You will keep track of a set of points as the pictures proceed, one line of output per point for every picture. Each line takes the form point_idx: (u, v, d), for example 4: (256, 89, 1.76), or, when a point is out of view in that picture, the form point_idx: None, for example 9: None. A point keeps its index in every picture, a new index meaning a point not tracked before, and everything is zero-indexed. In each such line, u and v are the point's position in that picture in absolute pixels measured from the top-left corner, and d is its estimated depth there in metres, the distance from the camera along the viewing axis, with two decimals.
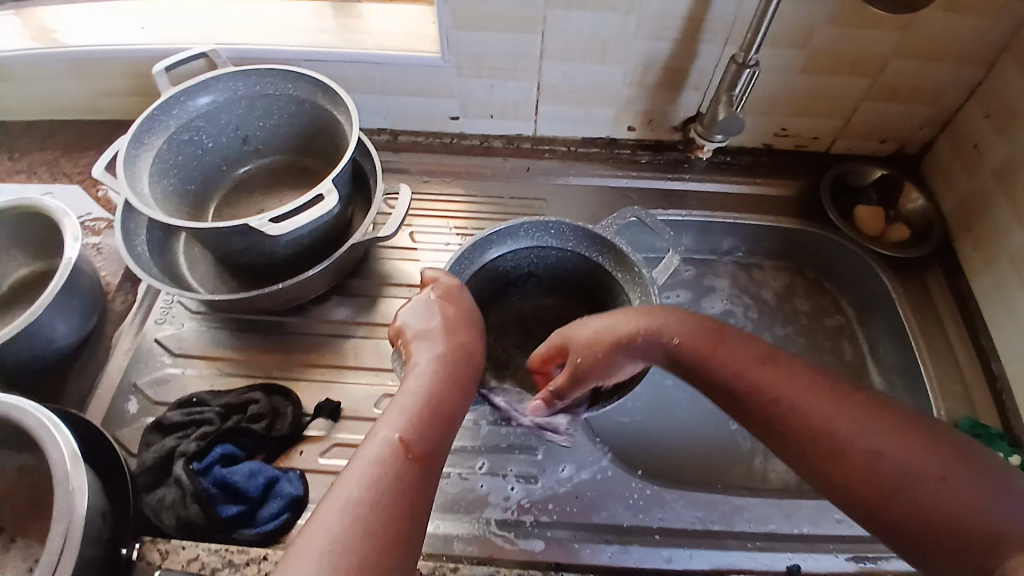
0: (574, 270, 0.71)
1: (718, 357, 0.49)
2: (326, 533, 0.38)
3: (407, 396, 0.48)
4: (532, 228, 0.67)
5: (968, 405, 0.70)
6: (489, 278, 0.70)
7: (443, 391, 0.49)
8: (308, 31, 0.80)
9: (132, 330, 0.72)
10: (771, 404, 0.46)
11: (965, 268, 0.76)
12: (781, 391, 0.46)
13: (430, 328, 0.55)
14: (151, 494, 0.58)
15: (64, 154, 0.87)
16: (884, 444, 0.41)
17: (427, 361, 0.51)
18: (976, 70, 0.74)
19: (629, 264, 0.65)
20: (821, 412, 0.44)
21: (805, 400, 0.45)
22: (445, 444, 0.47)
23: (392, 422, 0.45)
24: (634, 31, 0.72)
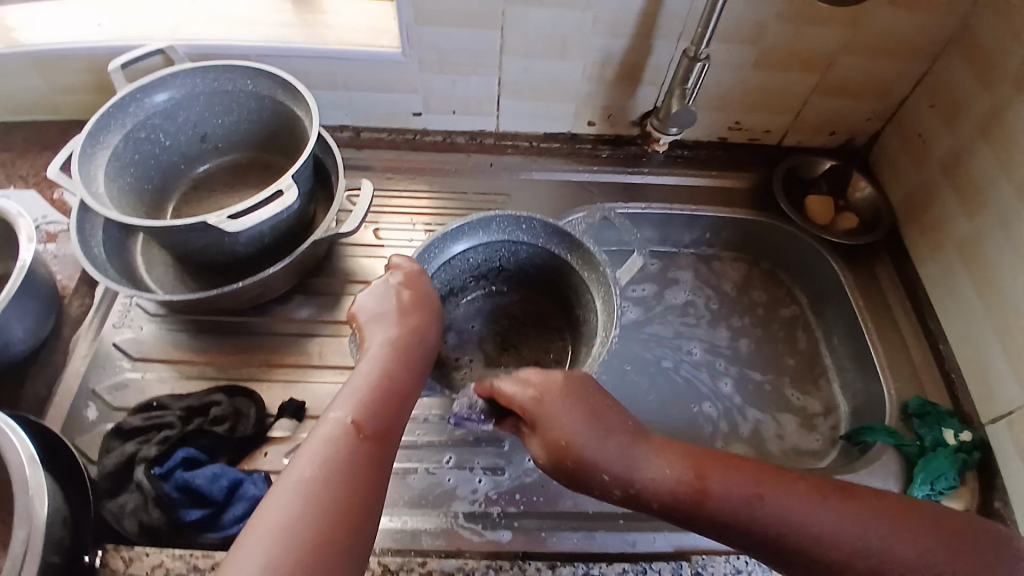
0: (543, 265, 0.71)
1: (717, 498, 0.45)
2: (280, 511, 0.40)
3: (360, 376, 0.49)
4: (504, 222, 0.67)
5: (918, 385, 0.73)
6: (458, 269, 0.70)
7: (396, 372, 0.51)
8: (267, 26, 0.79)
9: (89, 334, 0.70)
10: (795, 538, 0.43)
11: (912, 255, 0.80)
12: (793, 520, 0.43)
13: (384, 311, 0.56)
14: (111, 501, 0.57)
15: (14, 155, 0.84)
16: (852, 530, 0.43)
17: (381, 344, 0.53)
18: (921, 63, 0.77)
19: (596, 264, 0.65)
20: (811, 518, 0.43)
21: (822, 524, 0.43)
22: (401, 420, 0.49)
23: (345, 401, 0.47)
24: (591, 28, 0.73)
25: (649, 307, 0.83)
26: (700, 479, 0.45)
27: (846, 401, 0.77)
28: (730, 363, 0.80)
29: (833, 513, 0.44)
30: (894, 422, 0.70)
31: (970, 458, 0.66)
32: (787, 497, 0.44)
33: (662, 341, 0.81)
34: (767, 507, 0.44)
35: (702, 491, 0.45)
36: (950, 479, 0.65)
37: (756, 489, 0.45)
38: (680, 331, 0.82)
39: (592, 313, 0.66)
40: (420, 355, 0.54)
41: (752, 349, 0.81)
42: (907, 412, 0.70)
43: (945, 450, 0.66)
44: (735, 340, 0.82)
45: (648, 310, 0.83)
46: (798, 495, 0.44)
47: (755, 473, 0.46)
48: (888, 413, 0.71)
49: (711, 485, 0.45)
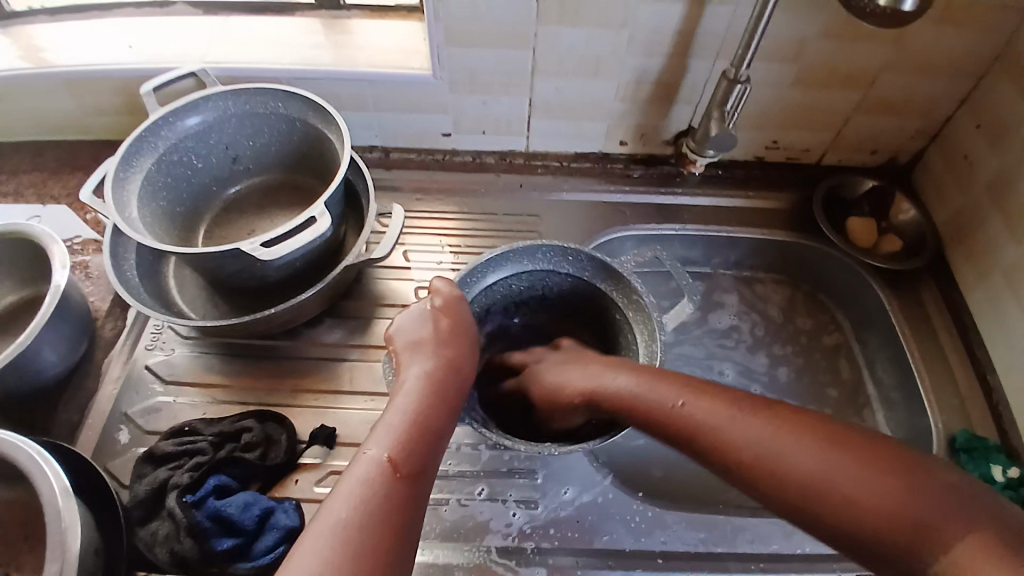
0: (586, 297, 0.70)
1: (682, 414, 0.50)
2: (315, 556, 0.40)
3: (396, 412, 0.49)
4: (550, 252, 0.66)
5: (965, 418, 0.70)
6: (499, 295, 0.70)
7: (432, 406, 0.51)
8: (299, 48, 0.80)
9: (122, 356, 0.70)
10: (747, 454, 0.46)
11: (957, 281, 0.77)
12: (742, 434, 0.46)
13: (422, 339, 0.56)
14: (143, 528, 0.57)
15: (50, 175, 0.85)
16: (810, 453, 0.44)
17: (418, 375, 0.53)
18: (966, 81, 0.74)
19: (642, 304, 0.64)
20: (768, 439, 0.45)
21: (782, 451, 0.44)
22: (434, 459, 0.48)
23: (380, 437, 0.47)
24: (627, 48, 0.72)
25: (685, 333, 0.81)
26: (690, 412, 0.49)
27: (891, 433, 0.75)
28: (766, 389, 0.78)
29: (806, 445, 0.44)
30: (940, 454, 0.67)
31: (1018, 495, 0.63)
32: (752, 425, 0.47)
33: (692, 362, 0.80)
34: (741, 437, 0.46)
35: (685, 421, 0.49)
36: None
37: (733, 423, 0.47)
38: (713, 353, 0.80)
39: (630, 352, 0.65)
40: (455, 389, 0.54)
41: (790, 377, 0.79)
42: (954, 446, 0.67)
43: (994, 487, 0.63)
44: (772, 367, 0.80)
45: (681, 333, 0.81)
46: (774, 431, 0.46)
47: (729, 401, 0.49)
48: (933, 446, 0.68)
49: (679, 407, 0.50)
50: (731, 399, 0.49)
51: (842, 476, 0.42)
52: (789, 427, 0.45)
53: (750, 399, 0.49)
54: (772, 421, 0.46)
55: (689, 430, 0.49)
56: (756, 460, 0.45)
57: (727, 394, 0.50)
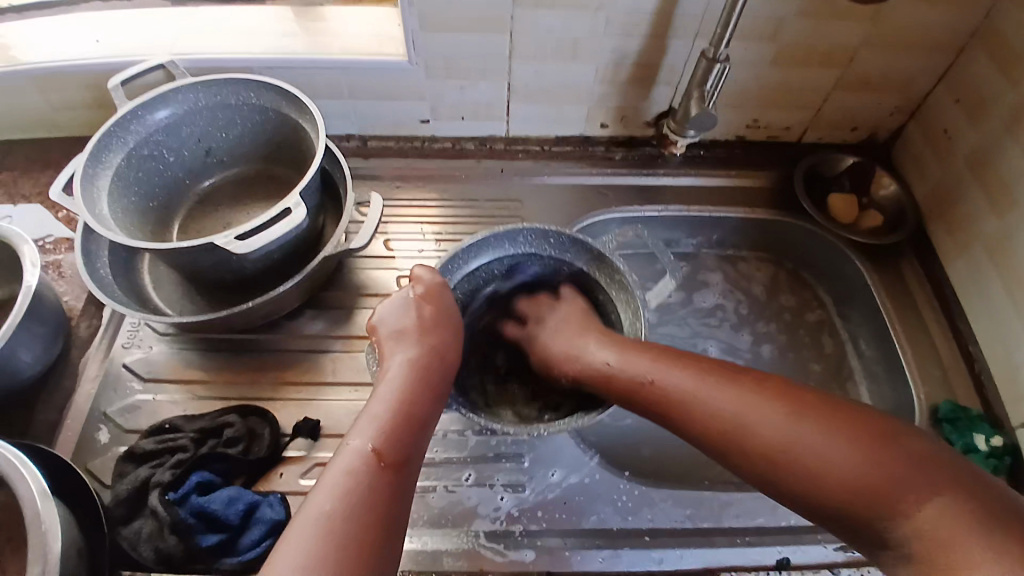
0: (568, 279, 0.70)
1: (664, 385, 0.53)
2: (299, 547, 0.39)
3: (379, 403, 0.49)
4: (531, 235, 0.65)
5: (947, 388, 0.71)
6: (480, 281, 0.69)
7: (416, 396, 0.50)
8: (271, 37, 0.78)
9: (99, 354, 0.69)
10: (724, 424, 0.49)
11: (938, 253, 0.77)
12: (716, 404, 0.50)
13: (405, 329, 0.56)
14: (126, 527, 0.56)
15: (19, 173, 0.83)
16: (784, 423, 0.46)
17: (401, 365, 0.52)
18: (945, 57, 0.74)
19: (625, 282, 0.63)
20: (743, 409, 0.48)
21: (759, 421, 0.47)
22: (419, 448, 0.48)
23: (364, 428, 0.46)
24: (605, 29, 0.71)
25: (672, 315, 0.81)
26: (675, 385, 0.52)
27: (875, 406, 0.75)
28: (751, 367, 0.78)
29: (786, 417, 0.46)
30: (923, 426, 0.68)
31: (1001, 463, 0.65)
32: (733, 400, 0.49)
33: (677, 341, 0.80)
34: (721, 409, 0.49)
35: (670, 395, 0.52)
36: None
37: (712, 396, 0.50)
38: (697, 331, 0.80)
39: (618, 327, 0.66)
40: (439, 378, 0.53)
41: (774, 355, 0.79)
42: (937, 416, 0.68)
43: (978, 456, 0.64)
44: (756, 345, 0.80)
45: (666, 313, 0.81)
46: (754, 404, 0.48)
47: (711, 375, 0.52)
48: (917, 418, 0.69)
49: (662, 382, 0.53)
50: (714, 375, 0.52)
51: (817, 446, 0.44)
52: (764, 398, 0.48)
53: (731, 371, 0.52)
54: (752, 394, 0.49)
55: (673, 405, 0.52)
56: (736, 432, 0.48)
57: (711, 368, 0.52)
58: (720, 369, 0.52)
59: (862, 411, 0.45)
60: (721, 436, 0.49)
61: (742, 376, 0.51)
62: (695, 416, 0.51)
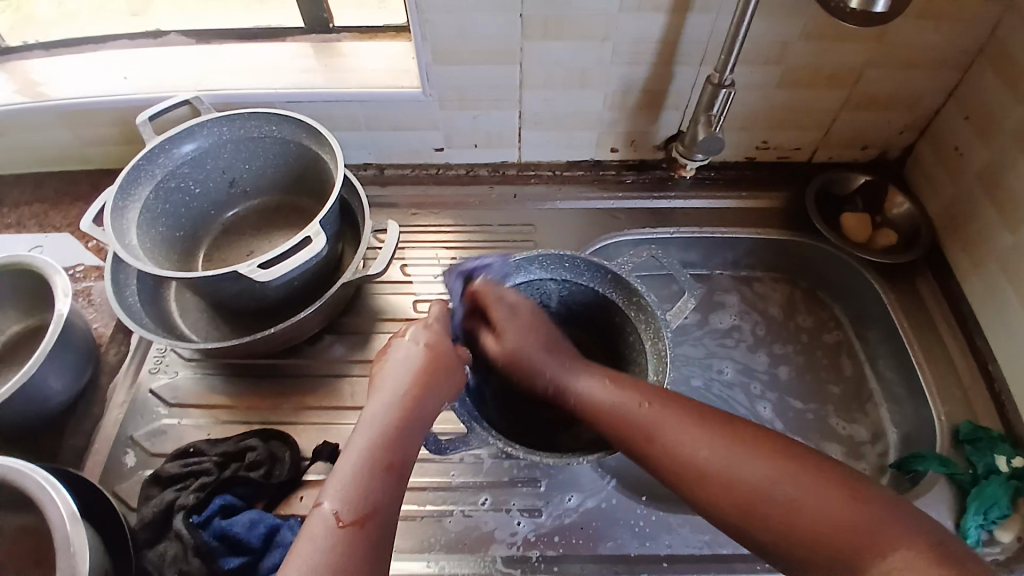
0: (588, 305, 0.70)
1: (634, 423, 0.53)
2: None
3: (354, 452, 0.47)
4: (547, 260, 0.67)
5: (967, 409, 0.70)
6: None
7: (393, 444, 0.48)
8: (291, 73, 0.81)
9: (127, 380, 0.71)
10: (691, 462, 0.48)
11: (954, 271, 0.77)
12: (682, 443, 0.49)
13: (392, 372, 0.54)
14: (151, 550, 0.58)
15: (51, 206, 0.87)
16: (750, 466, 0.46)
17: (384, 405, 0.51)
18: (952, 74, 0.74)
19: (644, 303, 0.65)
20: (710, 449, 0.48)
21: (725, 464, 0.47)
22: (394, 502, 0.46)
23: (342, 477, 0.45)
24: (611, 57, 0.72)
25: (688, 337, 0.82)
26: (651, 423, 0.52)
27: (895, 428, 0.75)
28: (767, 388, 0.78)
29: (755, 464, 0.46)
30: (945, 449, 0.67)
31: None
32: (712, 447, 0.48)
33: (692, 362, 0.80)
34: (694, 450, 0.48)
35: (647, 425, 0.52)
36: (1003, 508, 0.61)
37: (686, 437, 0.49)
38: (713, 352, 0.81)
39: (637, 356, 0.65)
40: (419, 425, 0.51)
41: (792, 376, 0.79)
42: (958, 437, 0.67)
43: (1000, 477, 0.62)
44: (773, 366, 0.80)
45: (681, 334, 0.82)
46: (730, 449, 0.47)
47: (689, 416, 0.51)
48: (938, 439, 0.68)
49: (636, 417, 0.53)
50: (694, 417, 0.51)
51: (788, 492, 0.44)
52: (732, 440, 0.48)
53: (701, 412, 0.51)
54: (726, 439, 0.48)
55: (648, 444, 0.51)
56: (707, 474, 0.47)
57: (690, 407, 0.52)
58: (701, 414, 0.51)
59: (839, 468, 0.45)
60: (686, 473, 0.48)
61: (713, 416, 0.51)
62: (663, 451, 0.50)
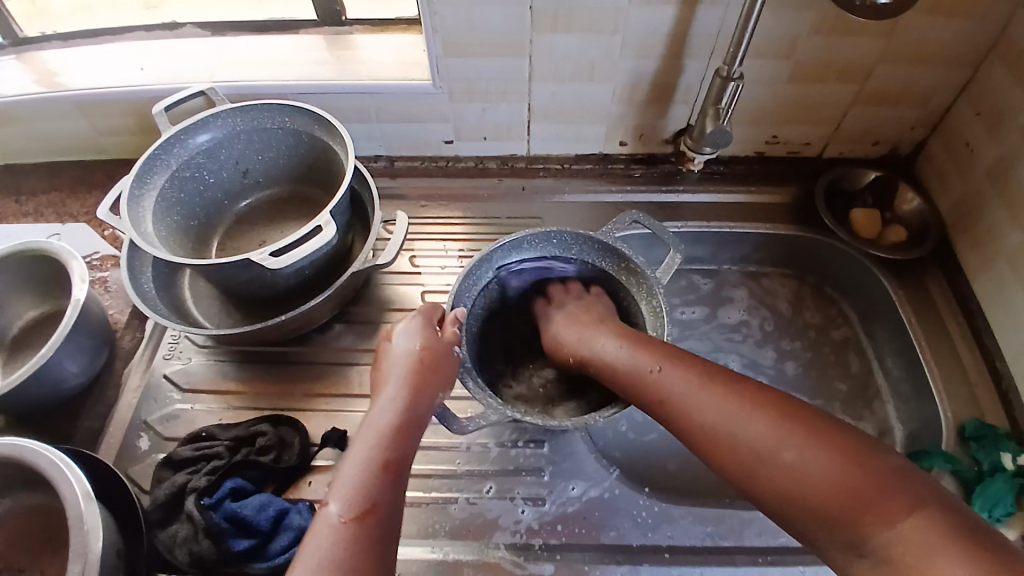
0: (582, 278, 0.71)
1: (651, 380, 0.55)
2: None
3: (361, 448, 0.48)
4: (535, 238, 0.68)
5: (974, 406, 0.69)
6: (499, 294, 0.70)
7: (396, 439, 0.50)
8: (303, 65, 0.82)
9: (141, 365, 0.73)
10: (698, 420, 0.51)
11: (963, 268, 0.76)
12: (694, 404, 0.52)
13: (394, 366, 0.55)
14: (163, 530, 0.59)
15: (68, 195, 0.89)
16: (755, 429, 0.48)
17: (392, 404, 0.52)
18: (965, 69, 0.74)
19: (633, 266, 0.66)
20: (719, 413, 0.50)
21: (741, 431, 0.48)
22: (399, 496, 0.47)
23: (350, 474, 0.46)
24: (620, 51, 0.73)
25: (693, 332, 0.82)
26: (673, 393, 0.53)
27: (901, 425, 0.75)
28: (772, 383, 0.78)
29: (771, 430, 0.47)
30: (951, 445, 0.67)
31: None
32: (719, 407, 0.50)
33: (698, 355, 0.80)
34: (715, 423, 0.49)
35: (659, 389, 0.54)
36: (1008, 506, 0.61)
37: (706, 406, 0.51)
38: (719, 345, 0.81)
39: (639, 319, 0.66)
40: (421, 419, 0.53)
41: (797, 372, 0.79)
42: (964, 434, 0.67)
43: (1005, 475, 0.62)
44: (779, 361, 0.80)
45: (688, 328, 0.82)
46: (747, 418, 0.48)
47: (711, 387, 0.52)
48: (944, 436, 0.68)
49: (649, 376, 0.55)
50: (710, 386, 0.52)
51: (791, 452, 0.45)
52: (741, 402, 0.49)
53: (711, 373, 0.53)
54: (744, 408, 0.49)
55: (672, 417, 0.53)
56: (712, 436, 0.50)
57: (711, 377, 0.53)
58: (724, 384, 0.52)
59: (852, 431, 0.45)
60: (699, 438, 0.51)
61: (726, 379, 0.52)
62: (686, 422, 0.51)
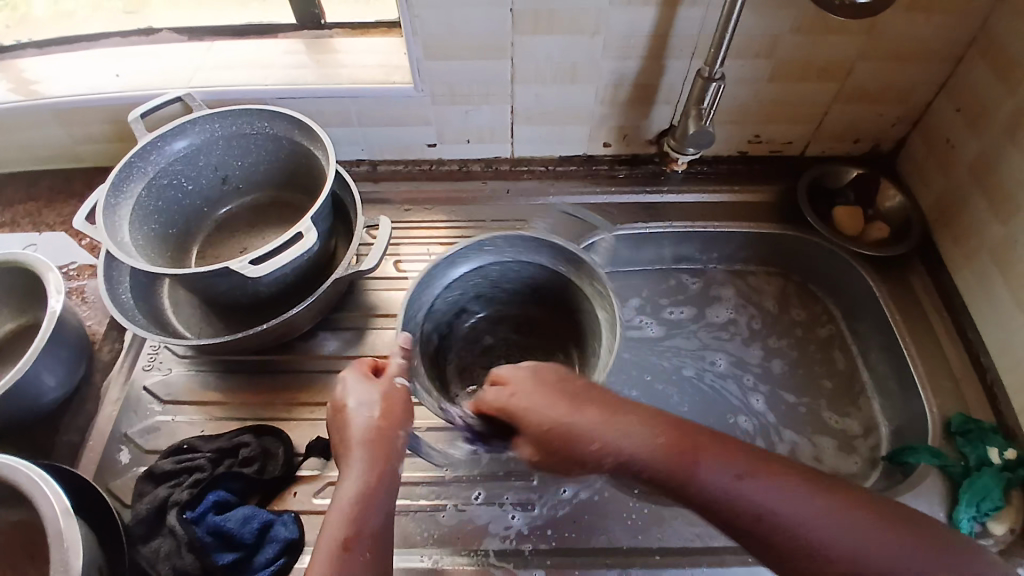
0: (544, 281, 0.70)
1: (708, 479, 0.43)
2: None
3: (329, 530, 0.44)
4: (498, 243, 0.66)
5: (960, 401, 0.70)
6: (461, 293, 0.70)
7: (364, 512, 0.45)
8: (282, 69, 0.81)
9: (121, 377, 0.71)
10: (792, 535, 0.42)
11: (946, 263, 0.77)
12: (786, 514, 0.42)
13: (351, 426, 0.50)
14: (146, 545, 0.58)
15: (43, 204, 0.87)
16: (866, 539, 0.41)
17: (358, 470, 0.47)
18: (944, 66, 0.75)
19: (594, 276, 0.65)
20: (814, 518, 0.42)
21: (851, 542, 0.41)
22: (376, 575, 0.44)
23: (319, 561, 0.43)
24: (601, 52, 0.73)
25: (684, 332, 0.82)
26: (764, 504, 0.42)
27: (888, 421, 0.75)
28: (760, 381, 0.79)
29: (855, 528, 0.41)
30: (937, 440, 0.67)
31: (1016, 477, 0.63)
32: (815, 511, 0.42)
33: (685, 353, 0.80)
34: (819, 534, 0.41)
35: (751, 503, 0.43)
36: (996, 499, 0.62)
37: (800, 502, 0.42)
38: (708, 344, 0.81)
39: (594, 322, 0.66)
40: (389, 479, 0.48)
41: (786, 371, 0.80)
42: (949, 429, 0.67)
43: (991, 469, 0.63)
44: (768, 360, 0.80)
45: (676, 327, 0.82)
46: (844, 519, 0.42)
47: (812, 482, 0.43)
48: (930, 432, 0.68)
49: (702, 477, 0.44)
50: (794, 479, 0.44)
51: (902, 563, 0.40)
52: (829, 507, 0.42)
53: (775, 467, 0.44)
54: (841, 507, 0.42)
55: (763, 534, 0.42)
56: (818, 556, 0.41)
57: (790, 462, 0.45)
58: (803, 474, 0.44)
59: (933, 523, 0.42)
60: (791, 553, 0.42)
61: (800, 472, 0.44)
62: (777, 540, 0.42)
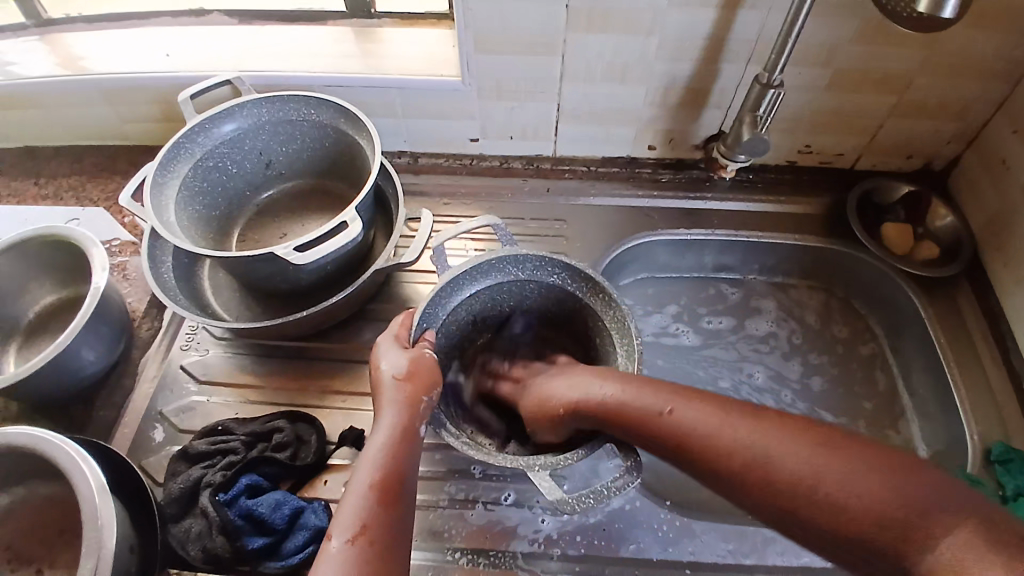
0: (553, 301, 0.68)
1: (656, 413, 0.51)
2: None
3: (359, 473, 0.47)
4: (507, 261, 0.64)
5: (1003, 430, 0.67)
6: (468, 316, 0.67)
7: (392, 458, 0.48)
8: (330, 57, 0.81)
9: (158, 355, 0.72)
10: (725, 448, 0.47)
11: (996, 285, 0.74)
12: (721, 429, 0.47)
13: (382, 387, 0.53)
14: (177, 525, 0.59)
15: (89, 180, 0.88)
16: (787, 450, 0.44)
17: (388, 424, 0.51)
18: (1005, 84, 0.72)
19: (604, 294, 0.63)
20: (749, 432, 0.46)
21: (772, 450, 0.45)
22: (403, 517, 0.46)
23: (350, 499, 0.45)
24: (655, 53, 0.71)
25: (721, 343, 0.80)
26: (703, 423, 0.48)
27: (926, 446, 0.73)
28: (798, 398, 0.77)
29: (779, 436, 0.45)
30: (975, 467, 0.65)
31: None
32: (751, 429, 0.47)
33: (721, 364, 0.79)
34: (750, 441, 0.46)
35: (682, 428, 0.49)
36: None
37: (768, 437, 0.45)
38: (745, 356, 0.79)
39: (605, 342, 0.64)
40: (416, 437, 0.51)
41: (825, 388, 0.78)
42: (988, 457, 0.65)
43: None
44: (807, 376, 0.78)
45: (713, 338, 0.81)
46: (780, 436, 0.45)
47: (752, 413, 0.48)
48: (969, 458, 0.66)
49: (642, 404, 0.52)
50: (765, 421, 0.47)
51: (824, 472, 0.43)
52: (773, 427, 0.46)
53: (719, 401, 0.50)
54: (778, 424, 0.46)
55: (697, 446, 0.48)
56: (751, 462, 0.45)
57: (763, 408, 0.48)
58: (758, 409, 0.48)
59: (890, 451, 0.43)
60: (724, 460, 0.46)
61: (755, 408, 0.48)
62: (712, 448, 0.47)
